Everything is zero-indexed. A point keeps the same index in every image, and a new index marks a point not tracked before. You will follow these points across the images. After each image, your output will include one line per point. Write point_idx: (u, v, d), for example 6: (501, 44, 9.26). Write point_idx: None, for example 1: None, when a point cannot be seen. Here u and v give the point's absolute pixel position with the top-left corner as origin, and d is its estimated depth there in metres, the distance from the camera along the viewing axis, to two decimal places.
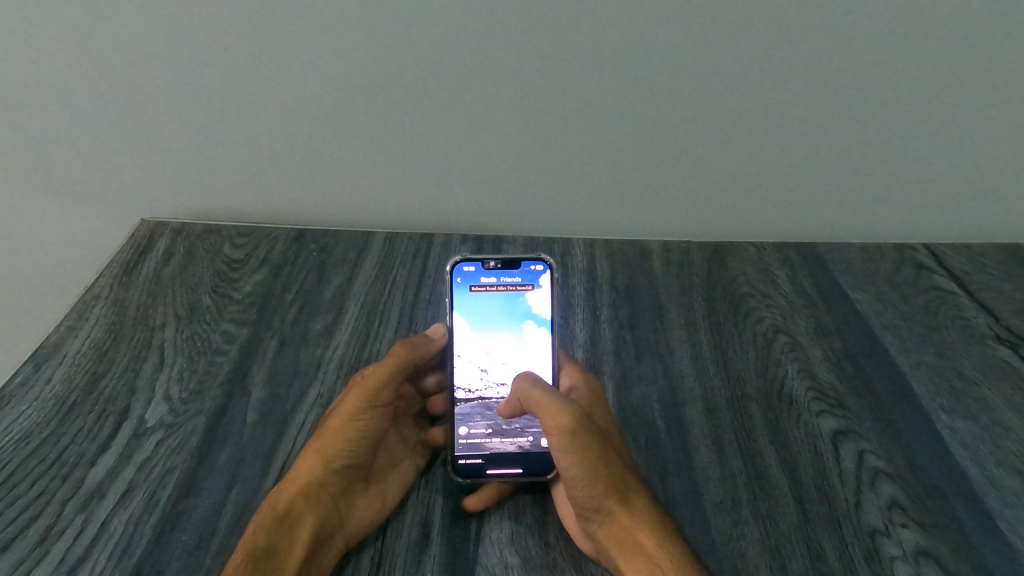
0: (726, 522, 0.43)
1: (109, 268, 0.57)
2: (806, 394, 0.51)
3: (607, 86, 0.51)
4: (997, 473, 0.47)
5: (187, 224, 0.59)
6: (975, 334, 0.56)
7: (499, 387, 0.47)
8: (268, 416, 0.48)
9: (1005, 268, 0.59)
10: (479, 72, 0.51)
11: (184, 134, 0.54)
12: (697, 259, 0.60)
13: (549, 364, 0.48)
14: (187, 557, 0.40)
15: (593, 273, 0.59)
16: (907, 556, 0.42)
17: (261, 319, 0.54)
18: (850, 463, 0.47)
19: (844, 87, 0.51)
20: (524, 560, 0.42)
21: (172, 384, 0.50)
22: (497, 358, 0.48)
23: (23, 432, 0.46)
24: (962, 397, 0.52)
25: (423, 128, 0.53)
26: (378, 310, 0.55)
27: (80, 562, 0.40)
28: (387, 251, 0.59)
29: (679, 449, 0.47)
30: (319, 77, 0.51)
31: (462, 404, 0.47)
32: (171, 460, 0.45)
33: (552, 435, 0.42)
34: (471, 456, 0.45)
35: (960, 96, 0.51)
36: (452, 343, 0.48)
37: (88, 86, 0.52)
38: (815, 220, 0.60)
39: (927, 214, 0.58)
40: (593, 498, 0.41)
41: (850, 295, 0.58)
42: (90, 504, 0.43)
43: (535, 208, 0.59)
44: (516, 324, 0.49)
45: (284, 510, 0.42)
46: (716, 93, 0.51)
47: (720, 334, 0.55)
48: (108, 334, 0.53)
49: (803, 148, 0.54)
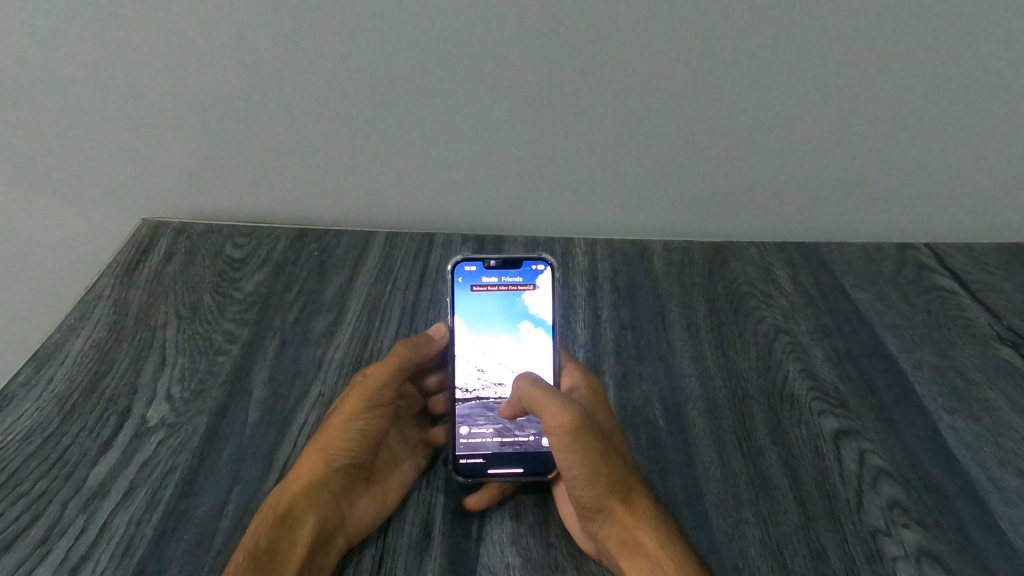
0: (728, 522, 0.43)
1: (110, 268, 0.57)
2: (808, 393, 0.51)
3: (608, 86, 0.51)
4: (999, 472, 0.47)
5: (188, 224, 0.60)
6: (976, 333, 0.56)
7: (496, 387, 0.47)
8: (269, 416, 0.48)
9: (1006, 268, 0.59)
10: (480, 72, 0.51)
11: (185, 134, 0.54)
12: (697, 259, 0.60)
13: (550, 364, 0.48)
14: (188, 557, 0.41)
15: (594, 273, 0.59)
16: (908, 556, 0.42)
17: (262, 319, 0.54)
18: (851, 463, 0.47)
19: (845, 87, 0.51)
20: (525, 560, 0.42)
21: (173, 383, 0.50)
22: (495, 358, 0.48)
23: (24, 432, 0.46)
24: (963, 397, 0.52)
25: (424, 128, 0.53)
26: (379, 309, 0.55)
27: (81, 562, 0.40)
28: (388, 251, 0.59)
29: (680, 448, 0.47)
30: (320, 77, 0.51)
31: (462, 404, 0.47)
32: (173, 460, 0.45)
33: (553, 435, 0.42)
34: (471, 456, 0.45)
35: (962, 96, 0.51)
36: (453, 343, 0.48)
37: (89, 86, 0.52)
38: (815, 220, 0.60)
39: (928, 214, 0.58)
40: (594, 497, 0.41)
41: (850, 295, 0.58)
42: (92, 503, 0.43)
43: (535, 208, 0.59)
44: (512, 324, 0.49)
45: (286, 509, 0.43)
46: (717, 93, 0.51)
47: (721, 333, 0.55)
48: (109, 334, 0.53)
49: (804, 147, 0.54)
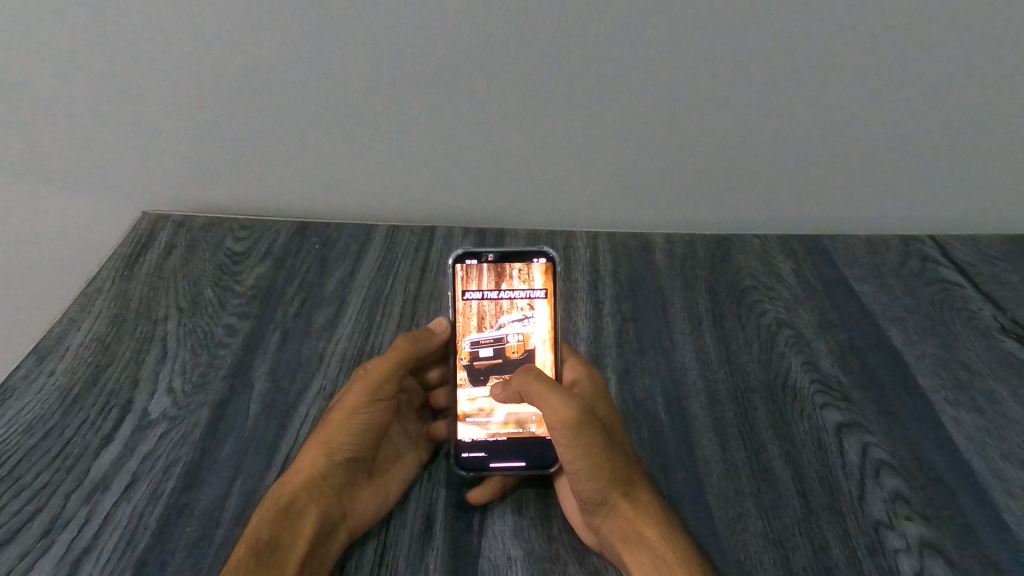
0: (730, 514, 0.43)
1: (111, 261, 0.57)
2: (809, 385, 0.51)
3: (609, 81, 0.51)
4: (1002, 464, 0.47)
5: (189, 217, 0.60)
6: (982, 325, 0.56)
7: (489, 316, 0.48)
8: (271, 409, 0.48)
9: (1011, 258, 0.59)
10: (481, 69, 0.50)
11: (186, 131, 0.54)
12: (699, 252, 0.60)
13: (544, 299, 0.49)
14: (190, 550, 0.40)
15: (595, 265, 0.59)
16: (910, 550, 0.42)
17: (263, 313, 0.54)
18: (853, 455, 0.47)
19: (848, 83, 0.50)
20: (526, 553, 0.42)
21: (174, 376, 0.50)
22: (485, 292, 0.48)
23: (26, 424, 0.46)
24: (967, 390, 0.51)
25: (424, 125, 0.53)
26: (380, 303, 0.55)
27: (82, 555, 0.40)
28: (390, 244, 0.59)
29: (682, 441, 0.47)
30: (319, 73, 0.51)
31: (462, 336, 0.48)
32: (175, 452, 0.45)
33: (555, 428, 0.41)
34: (476, 415, 0.47)
35: (963, 92, 0.51)
36: (454, 281, 0.49)
37: (88, 82, 0.51)
38: (818, 212, 0.60)
39: (930, 207, 0.58)
40: (595, 490, 0.41)
41: (853, 288, 0.58)
42: (94, 497, 0.43)
43: (538, 204, 0.59)
44: (501, 258, 0.48)
45: (287, 504, 0.42)
46: (717, 88, 0.51)
47: (723, 326, 0.55)
48: (110, 327, 0.53)
49: (803, 141, 0.54)
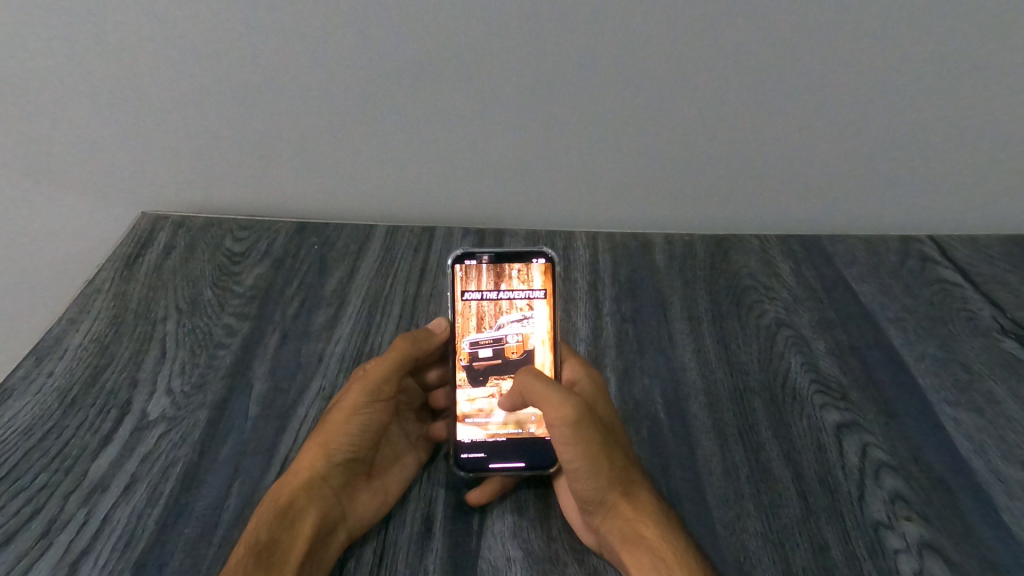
0: (729, 515, 0.43)
1: (110, 261, 0.57)
2: (809, 385, 0.51)
3: (608, 81, 0.51)
4: (1002, 464, 0.47)
5: (188, 217, 0.60)
6: (981, 326, 0.56)
7: (489, 316, 0.48)
8: (270, 410, 0.48)
9: (1010, 258, 0.59)
10: (480, 69, 0.50)
11: (185, 131, 0.54)
12: (698, 252, 0.60)
13: (544, 298, 0.49)
14: (189, 551, 0.40)
15: (595, 265, 0.59)
16: (910, 550, 0.42)
17: (262, 313, 0.54)
18: (852, 455, 0.47)
19: (846, 83, 0.51)
20: (526, 553, 0.42)
21: (173, 376, 0.50)
22: (485, 292, 0.48)
23: (24, 425, 0.46)
24: (967, 390, 0.51)
25: (423, 125, 0.53)
26: (379, 303, 0.55)
27: (81, 556, 0.40)
28: (389, 244, 0.59)
29: (682, 441, 0.47)
30: (318, 74, 0.51)
31: (462, 336, 0.48)
32: (174, 452, 0.45)
33: (555, 427, 0.41)
34: (476, 415, 0.47)
35: (961, 93, 0.51)
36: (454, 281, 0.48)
37: (87, 83, 0.51)
38: (818, 212, 0.60)
39: (928, 207, 0.58)
40: (595, 490, 0.41)
41: (852, 288, 0.58)
42: (92, 497, 0.43)
43: (537, 204, 0.59)
44: (501, 258, 0.48)
45: (286, 504, 0.42)
46: (716, 89, 0.51)
47: (723, 326, 0.55)
48: (109, 327, 0.53)
49: (802, 142, 0.54)
